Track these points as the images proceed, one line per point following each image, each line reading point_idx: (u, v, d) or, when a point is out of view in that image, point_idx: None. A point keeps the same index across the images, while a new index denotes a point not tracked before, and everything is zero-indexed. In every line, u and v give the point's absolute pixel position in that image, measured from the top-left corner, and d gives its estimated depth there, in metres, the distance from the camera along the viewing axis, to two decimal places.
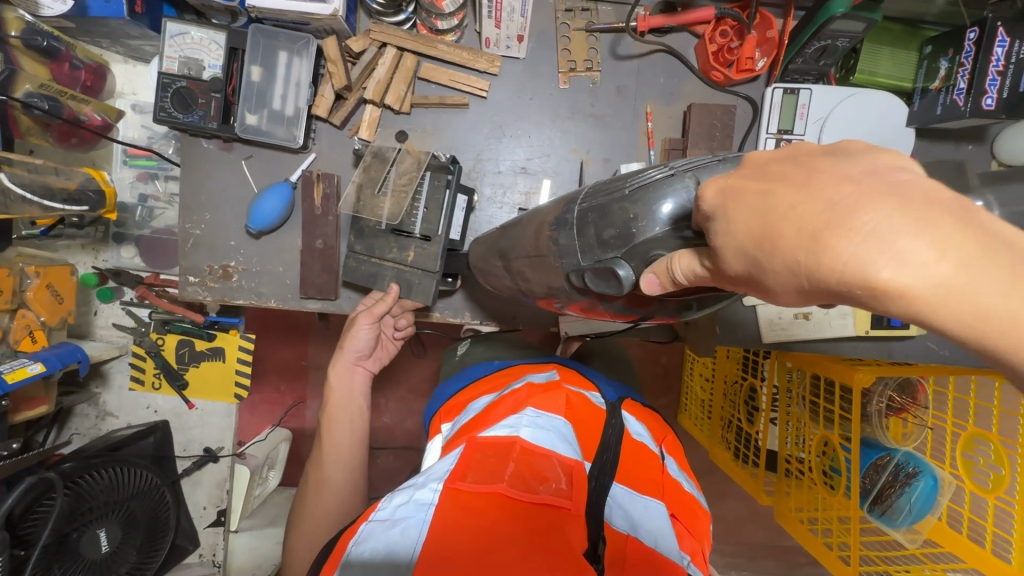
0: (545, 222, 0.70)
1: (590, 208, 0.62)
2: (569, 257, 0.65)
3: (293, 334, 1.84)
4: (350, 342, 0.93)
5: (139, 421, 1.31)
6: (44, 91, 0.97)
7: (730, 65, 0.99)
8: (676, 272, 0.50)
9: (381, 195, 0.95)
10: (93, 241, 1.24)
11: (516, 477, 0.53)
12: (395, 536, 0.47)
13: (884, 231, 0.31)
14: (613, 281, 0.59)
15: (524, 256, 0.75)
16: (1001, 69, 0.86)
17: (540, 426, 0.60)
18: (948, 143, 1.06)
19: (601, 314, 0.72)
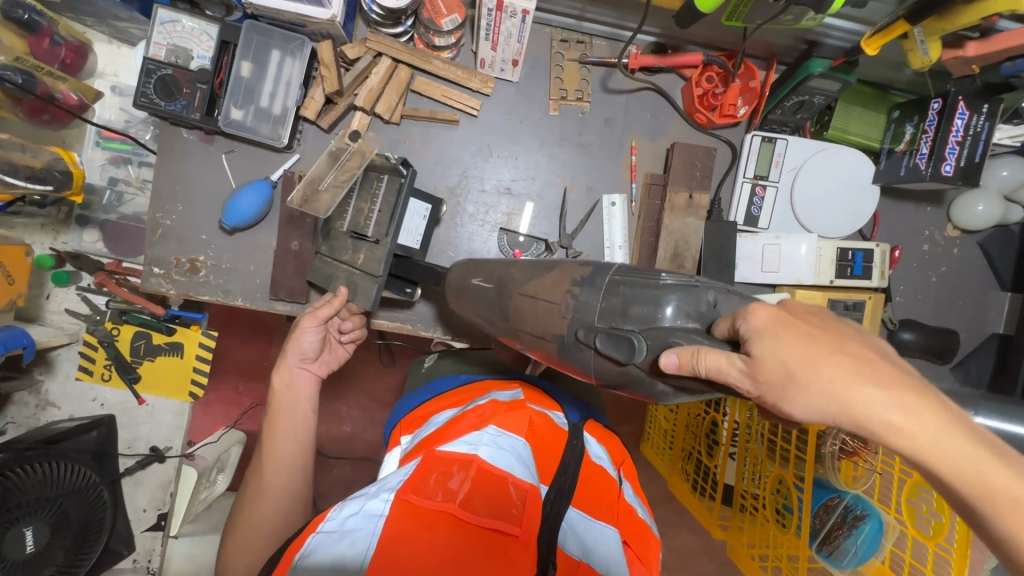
0: (569, 274, 0.73)
1: (620, 282, 0.68)
2: (582, 314, 0.69)
3: (256, 333, 1.80)
4: (294, 343, 0.89)
5: (83, 413, 1.24)
6: (19, 64, 0.93)
7: (713, 109, 1.03)
8: (701, 361, 0.55)
9: (325, 192, 0.92)
10: (53, 221, 1.19)
11: (469, 496, 0.53)
12: (341, 547, 0.46)
13: (887, 383, 0.48)
14: (624, 346, 0.62)
15: (526, 301, 0.75)
16: (961, 139, 0.92)
17: (500, 445, 0.59)
18: (909, 203, 1.12)
19: (580, 374, 0.72)
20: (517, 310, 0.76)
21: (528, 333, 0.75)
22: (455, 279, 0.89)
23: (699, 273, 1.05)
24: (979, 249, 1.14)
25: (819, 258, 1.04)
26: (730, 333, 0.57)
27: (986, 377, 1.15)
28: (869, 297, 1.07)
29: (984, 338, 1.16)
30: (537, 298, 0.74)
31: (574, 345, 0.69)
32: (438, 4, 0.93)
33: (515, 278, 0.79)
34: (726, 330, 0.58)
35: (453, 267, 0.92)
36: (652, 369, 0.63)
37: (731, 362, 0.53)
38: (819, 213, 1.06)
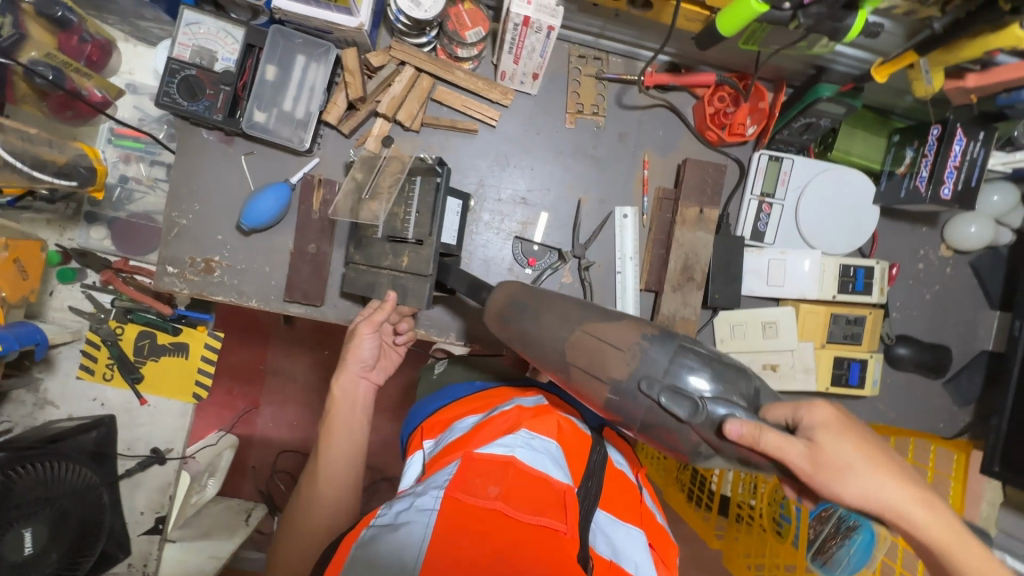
0: (641, 324, 0.71)
1: (688, 349, 0.68)
2: (647, 367, 0.67)
3: (253, 336, 1.79)
4: (352, 352, 0.90)
5: (82, 413, 1.22)
6: (49, 60, 0.94)
7: (724, 128, 1.06)
8: (765, 437, 0.55)
9: (370, 200, 0.94)
10: (61, 217, 1.17)
11: (512, 494, 0.54)
12: (399, 538, 0.48)
13: (916, 486, 0.52)
14: (687, 406, 0.63)
15: (590, 340, 0.71)
16: (958, 164, 0.96)
17: (533, 448, 0.61)
18: (905, 223, 1.17)
19: (621, 423, 0.70)
20: (577, 344, 0.72)
21: (580, 370, 0.71)
22: (498, 303, 0.84)
23: (707, 286, 1.08)
24: (970, 268, 1.20)
25: (822, 274, 1.08)
26: (786, 420, 0.58)
27: (975, 392, 1.19)
28: (869, 312, 1.11)
29: (973, 354, 1.21)
30: (604, 340, 0.71)
31: (631, 393, 0.67)
32: (464, 18, 0.96)
33: (579, 314, 0.75)
34: (785, 415, 0.58)
35: (497, 288, 0.86)
36: (706, 435, 0.64)
37: (796, 445, 0.54)
38: (821, 230, 1.10)
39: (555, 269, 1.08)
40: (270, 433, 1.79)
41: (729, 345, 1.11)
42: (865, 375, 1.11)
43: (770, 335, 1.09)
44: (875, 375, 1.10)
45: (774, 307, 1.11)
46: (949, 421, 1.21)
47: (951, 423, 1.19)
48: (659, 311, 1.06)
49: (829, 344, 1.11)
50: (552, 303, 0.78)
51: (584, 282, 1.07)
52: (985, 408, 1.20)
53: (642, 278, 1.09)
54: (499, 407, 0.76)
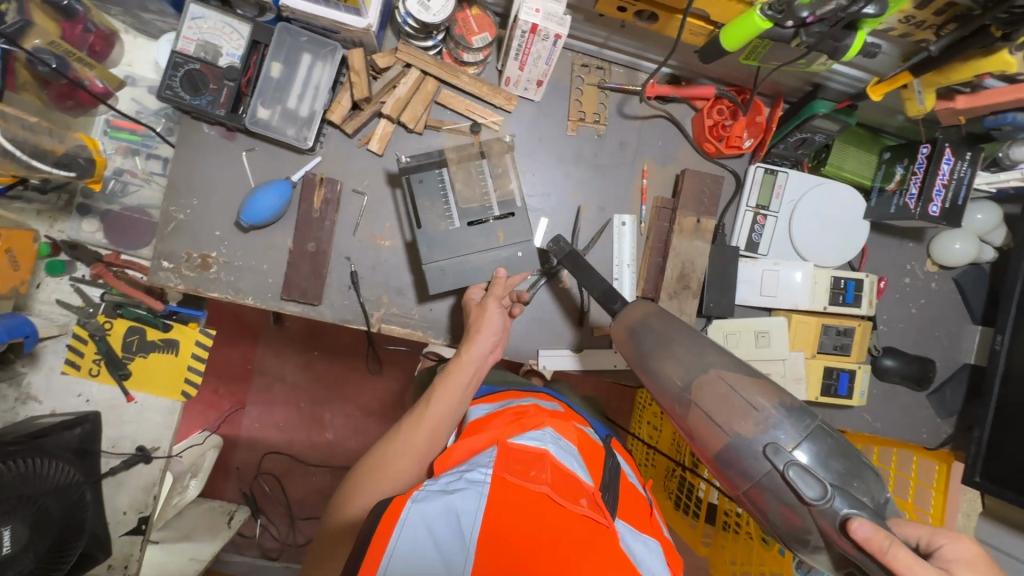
0: (779, 395, 0.80)
1: (824, 437, 0.75)
2: (782, 441, 0.75)
3: (243, 334, 1.76)
4: (484, 323, 0.92)
5: (66, 409, 1.19)
6: (53, 49, 0.94)
7: (721, 140, 1.09)
8: (896, 551, 0.58)
9: (445, 195, 0.99)
10: (52, 208, 1.15)
11: (554, 482, 0.64)
12: (451, 503, 0.58)
13: None
14: (812, 486, 0.68)
15: (719, 385, 0.81)
16: (945, 183, 1.00)
17: (560, 445, 0.72)
18: (893, 238, 1.20)
19: (729, 479, 0.79)
20: (703, 386, 0.82)
21: (702, 410, 0.81)
22: (629, 320, 0.93)
23: (702, 295, 1.10)
24: (954, 284, 1.23)
25: (814, 285, 1.11)
26: (920, 541, 0.64)
27: (958, 404, 1.23)
28: (857, 324, 1.14)
29: (956, 367, 1.25)
30: (736, 390, 0.80)
31: (753, 452, 0.76)
32: (471, 23, 0.97)
33: (711, 359, 0.84)
34: (919, 537, 0.64)
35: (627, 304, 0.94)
36: (823, 525, 0.69)
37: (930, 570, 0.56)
38: (814, 243, 1.13)
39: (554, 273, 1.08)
40: (255, 434, 1.76)
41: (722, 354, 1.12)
42: (853, 386, 1.13)
43: (763, 345, 1.11)
44: (862, 386, 1.13)
45: (766, 316, 1.13)
46: (933, 432, 1.24)
47: (933, 434, 1.23)
48: None
49: (819, 354, 1.13)
50: (676, 342, 0.87)
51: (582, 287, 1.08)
52: (967, 420, 1.24)
53: (639, 285, 1.11)
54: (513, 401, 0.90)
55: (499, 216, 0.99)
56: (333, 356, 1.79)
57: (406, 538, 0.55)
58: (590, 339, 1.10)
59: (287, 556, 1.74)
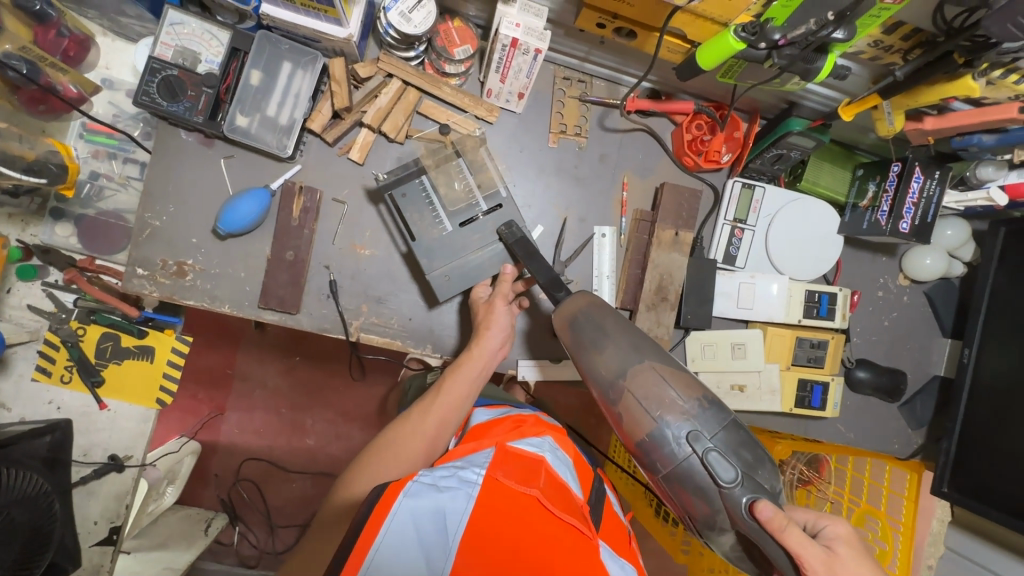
0: (700, 388, 0.88)
1: (737, 430, 0.86)
2: (702, 432, 0.84)
3: (222, 340, 1.74)
4: (492, 322, 0.95)
5: (36, 417, 1.16)
6: (23, 53, 0.92)
7: (700, 154, 1.10)
8: (789, 529, 0.71)
9: (431, 205, 0.97)
10: (25, 212, 1.13)
11: (544, 490, 0.68)
12: (444, 498, 0.60)
13: None
14: (726, 471, 0.80)
15: (651, 375, 0.86)
16: (916, 201, 1.02)
17: (555, 454, 0.82)
18: (867, 252, 1.23)
19: (650, 466, 0.86)
20: (637, 375, 0.86)
21: (633, 398, 0.86)
22: (570, 310, 0.91)
23: (680, 306, 1.11)
24: (925, 297, 1.26)
25: (789, 299, 1.13)
26: (807, 523, 0.77)
27: (928, 415, 1.25)
28: (831, 337, 1.16)
29: (927, 378, 1.27)
30: (666, 382, 0.86)
31: (675, 439, 0.83)
32: (453, 35, 0.98)
33: (646, 351, 0.89)
34: (806, 520, 0.78)
35: (572, 294, 0.92)
36: (730, 506, 0.79)
37: (817, 549, 0.70)
38: (789, 257, 1.14)
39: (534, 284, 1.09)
40: (234, 439, 1.74)
41: (700, 365, 1.13)
42: (827, 397, 1.15)
43: (739, 356, 1.12)
44: (836, 397, 1.15)
45: (742, 328, 1.15)
46: (904, 442, 1.26)
47: (904, 445, 1.25)
48: None
49: (794, 366, 1.15)
50: (614, 334, 0.89)
51: None
52: (937, 431, 1.26)
53: (618, 296, 1.12)
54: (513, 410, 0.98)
55: (487, 211, 0.99)
56: (315, 362, 1.78)
57: (395, 533, 0.56)
58: None
59: (264, 564, 1.72)
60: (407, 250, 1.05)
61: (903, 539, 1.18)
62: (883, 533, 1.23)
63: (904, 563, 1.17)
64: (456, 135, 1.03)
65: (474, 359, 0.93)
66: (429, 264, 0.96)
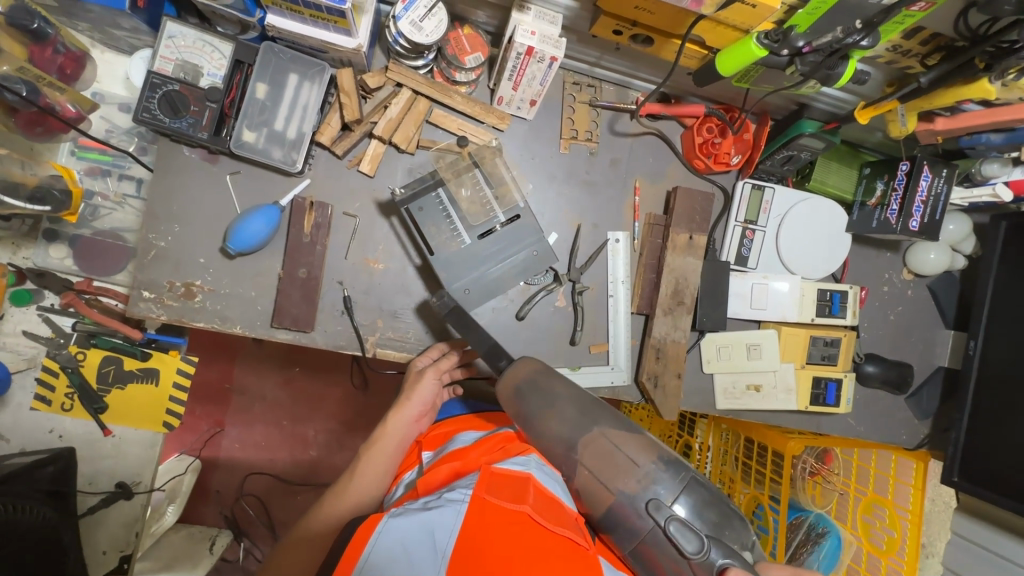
0: (656, 447, 0.86)
1: (697, 488, 0.82)
2: (665, 498, 0.79)
3: (220, 354, 1.70)
4: (415, 396, 0.94)
5: (37, 446, 1.12)
6: (22, 74, 0.88)
7: (710, 157, 1.10)
8: None
9: (449, 216, 0.96)
10: (16, 235, 1.09)
11: (534, 504, 0.65)
12: (430, 518, 0.58)
13: None
14: (693, 540, 0.73)
15: (603, 443, 0.84)
16: (924, 200, 1.04)
17: (544, 472, 0.77)
18: (873, 248, 1.25)
19: (615, 540, 0.81)
20: (590, 444, 0.84)
21: (589, 472, 0.83)
22: (511, 381, 0.90)
23: (696, 310, 1.12)
24: (928, 291, 1.29)
25: (802, 298, 1.14)
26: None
27: (934, 406, 1.28)
28: (843, 335, 1.18)
29: (931, 370, 1.30)
30: (620, 448, 0.84)
31: (636, 508, 0.79)
32: (463, 43, 0.95)
33: (599, 414, 0.87)
34: None
35: (517, 363, 0.89)
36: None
37: None
38: (800, 256, 1.15)
39: (550, 292, 1.08)
40: (236, 454, 1.70)
41: (716, 366, 1.14)
42: (840, 394, 1.17)
43: (755, 357, 1.14)
44: (849, 394, 1.17)
45: (756, 329, 1.16)
46: (911, 433, 1.29)
47: (912, 435, 1.28)
48: (651, 335, 1.08)
49: (808, 364, 1.16)
50: (558, 395, 0.88)
51: (577, 306, 1.08)
52: (944, 421, 1.29)
53: (634, 301, 1.11)
54: (502, 431, 0.88)
55: (505, 223, 0.97)
56: (316, 373, 1.75)
57: (383, 551, 0.54)
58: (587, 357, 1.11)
59: None
60: (421, 263, 1.03)
61: (910, 526, 1.21)
62: (891, 520, 1.25)
63: (910, 550, 1.19)
64: (473, 147, 1.01)
65: (388, 438, 0.91)
66: (447, 279, 0.94)
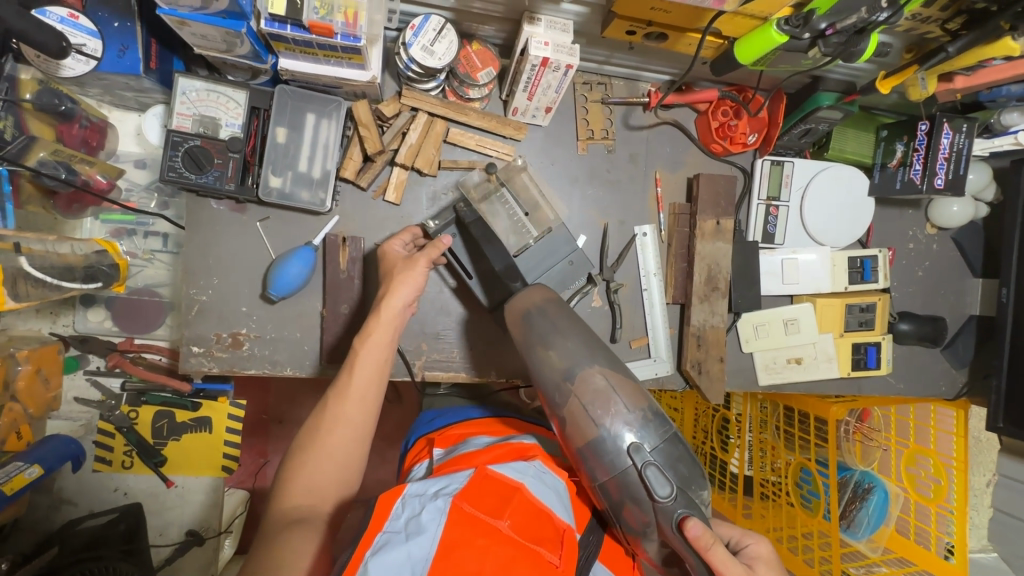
0: (642, 393, 0.86)
1: (676, 444, 0.84)
2: (642, 450, 0.80)
3: (253, 384, 1.56)
4: (408, 280, 0.87)
5: (104, 506, 1.15)
6: (57, 157, 0.89)
7: (727, 139, 1.10)
8: (716, 548, 0.71)
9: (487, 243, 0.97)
10: (52, 305, 1.09)
11: (514, 519, 0.57)
12: (412, 544, 0.51)
13: None
14: (660, 486, 0.77)
15: (598, 380, 0.84)
16: (947, 156, 1.03)
17: (543, 480, 0.70)
18: (895, 208, 1.26)
19: (584, 474, 0.81)
20: (585, 380, 0.84)
21: (579, 403, 0.82)
22: (523, 305, 0.90)
23: (730, 292, 1.13)
24: (954, 243, 1.30)
25: (833, 269, 1.16)
26: (731, 539, 0.81)
27: (970, 355, 1.30)
28: (879, 298, 1.18)
29: (964, 320, 1.32)
30: (612, 385, 0.84)
31: (617, 448, 0.80)
32: (473, 60, 0.94)
33: (598, 356, 0.87)
34: (731, 536, 0.81)
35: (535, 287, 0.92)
36: (660, 522, 0.77)
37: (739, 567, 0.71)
38: (825, 226, 1.16)
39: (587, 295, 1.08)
40: None
41: (755, 343, 1.16)
42: (881, 357, 1.19)
43: (792, 332, 1.16)
44: (889, 355, 1.18)
45: (790, 304, 1.18)
46: (950, 384, 1.31)
47: (952, 386, 1.31)
48: (690, 324, 1.10)
49: (847, 332, 1.18)
50: (568, 332, 0.87)
51: (614, 304, 1.09)
52: (982, 370, 1.31)
53: (668, 291, 1.13)
54: (517, 437, 0.85)
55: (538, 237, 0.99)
56: None
57: None
58: (629, 352, 1.13)
59: None
60: (457, 282, 1.04)
61: (956, 472, 1.19)
62: (935, 469, 1.23)
63: (959, 495, 1.17)
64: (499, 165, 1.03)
65: (348, 421, 0.76)
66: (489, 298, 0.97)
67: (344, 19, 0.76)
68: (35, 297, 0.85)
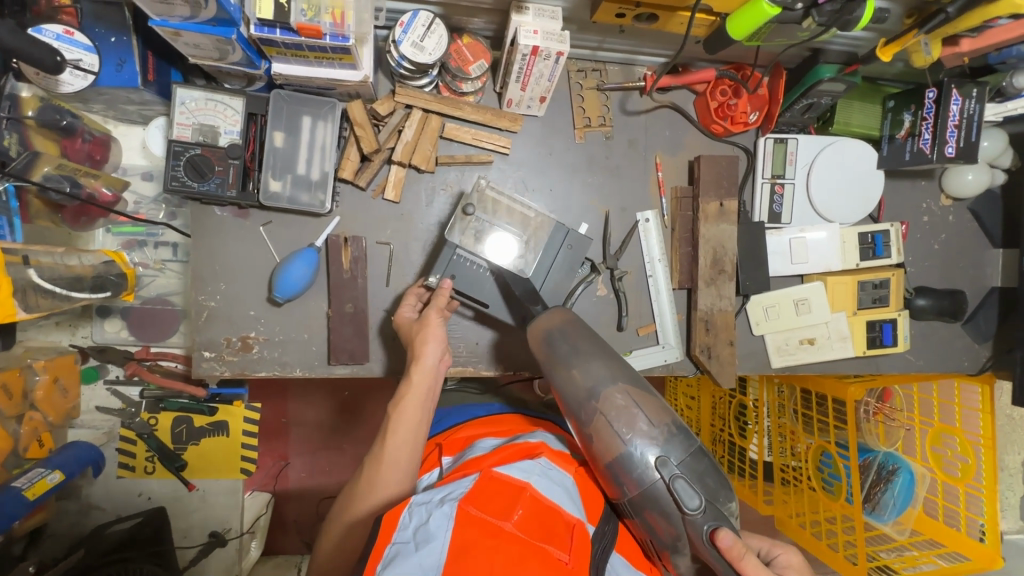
0: (665, 407, 0.85)
1: (702, 456, 0.83)
2: (669, 463, 0.79)
3: (271, 391, 1.57)
4: (423, 346, 0.88)
5: (130, 510, 1.18)
6: (61, 171, 0.92)
7: (727, 119, 1.08)
8: (748, 558, 0.71)
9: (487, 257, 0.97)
10: (71, 317, 1.13)
11: (522, 521, 0.57)
12: (421, 555, 0.51)
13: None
14: (690, 498, 0.76)
15: (621, 398, 0.82)
16: (957, 123, 0.99)
17: (550, 476, 0.70)
18: (906, 179, 1.22)
19: (613, 488, 0.80)
20: (610, 397, 0.82)
21: (604, 419, 0.81)
22: (544, 326, 0.89)
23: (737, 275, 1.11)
24: (971, 213, 1.26)
25: (844, 246, 1.14)
26: (761, 550, 0.81)
27: (993, 328, 1.26)
28: (891, 274, 1.16)
29: (985, 292, 1.28)
30: (639, 406, 0.83)
31: (643, 462, 0.79)
32: (465, 53, 0.94)
33: (620, 372, 0.85)
34: (761, 547, 0.82)
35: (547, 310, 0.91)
36: (691, 534, 0.77)
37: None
38: (834, 202, 1.13)
39: (590, 283, 1.07)
40: (307, 484, 1.59)
41: (766, 325, 1.14)
42: (897, 333, 1.16)
43: (804, 312, 1.14)
44: (906, 331, 1.15)
45: (800, 284, 1.15)
46: (973, 359, 1.27)
47: (976, 361, 1.27)
48: (697, 308, 1.08)
49: (860, 310, 1.15)
50: (589, 352, 0.86)
51: (619, 293, 1.09)
52: (1007, 343, 1.27)
53: (673, 277, 1.11)
54: (523, 435, 0.85)
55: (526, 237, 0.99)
56: (366, 395, 1.61)
57: None
58: (636, 340, 1.12)
59: None
60: None
61: (985, 450, 1.15)
62: (962, 447, 1.20)
63: (989, 472, 1.13)
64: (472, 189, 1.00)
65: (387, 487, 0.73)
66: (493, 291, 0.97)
67: (332, 20, 0.77)
68: (47, 306, 0.87)
